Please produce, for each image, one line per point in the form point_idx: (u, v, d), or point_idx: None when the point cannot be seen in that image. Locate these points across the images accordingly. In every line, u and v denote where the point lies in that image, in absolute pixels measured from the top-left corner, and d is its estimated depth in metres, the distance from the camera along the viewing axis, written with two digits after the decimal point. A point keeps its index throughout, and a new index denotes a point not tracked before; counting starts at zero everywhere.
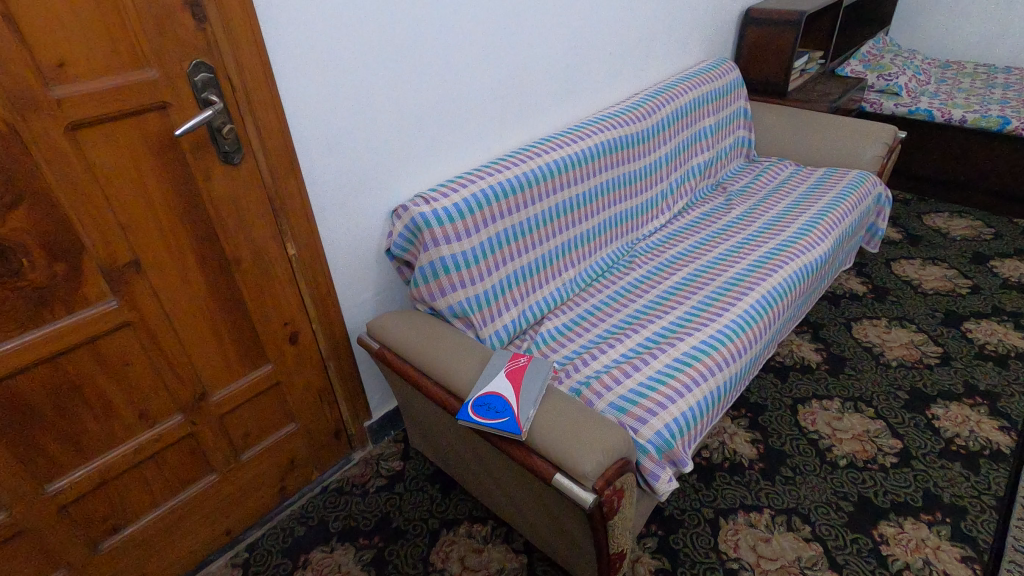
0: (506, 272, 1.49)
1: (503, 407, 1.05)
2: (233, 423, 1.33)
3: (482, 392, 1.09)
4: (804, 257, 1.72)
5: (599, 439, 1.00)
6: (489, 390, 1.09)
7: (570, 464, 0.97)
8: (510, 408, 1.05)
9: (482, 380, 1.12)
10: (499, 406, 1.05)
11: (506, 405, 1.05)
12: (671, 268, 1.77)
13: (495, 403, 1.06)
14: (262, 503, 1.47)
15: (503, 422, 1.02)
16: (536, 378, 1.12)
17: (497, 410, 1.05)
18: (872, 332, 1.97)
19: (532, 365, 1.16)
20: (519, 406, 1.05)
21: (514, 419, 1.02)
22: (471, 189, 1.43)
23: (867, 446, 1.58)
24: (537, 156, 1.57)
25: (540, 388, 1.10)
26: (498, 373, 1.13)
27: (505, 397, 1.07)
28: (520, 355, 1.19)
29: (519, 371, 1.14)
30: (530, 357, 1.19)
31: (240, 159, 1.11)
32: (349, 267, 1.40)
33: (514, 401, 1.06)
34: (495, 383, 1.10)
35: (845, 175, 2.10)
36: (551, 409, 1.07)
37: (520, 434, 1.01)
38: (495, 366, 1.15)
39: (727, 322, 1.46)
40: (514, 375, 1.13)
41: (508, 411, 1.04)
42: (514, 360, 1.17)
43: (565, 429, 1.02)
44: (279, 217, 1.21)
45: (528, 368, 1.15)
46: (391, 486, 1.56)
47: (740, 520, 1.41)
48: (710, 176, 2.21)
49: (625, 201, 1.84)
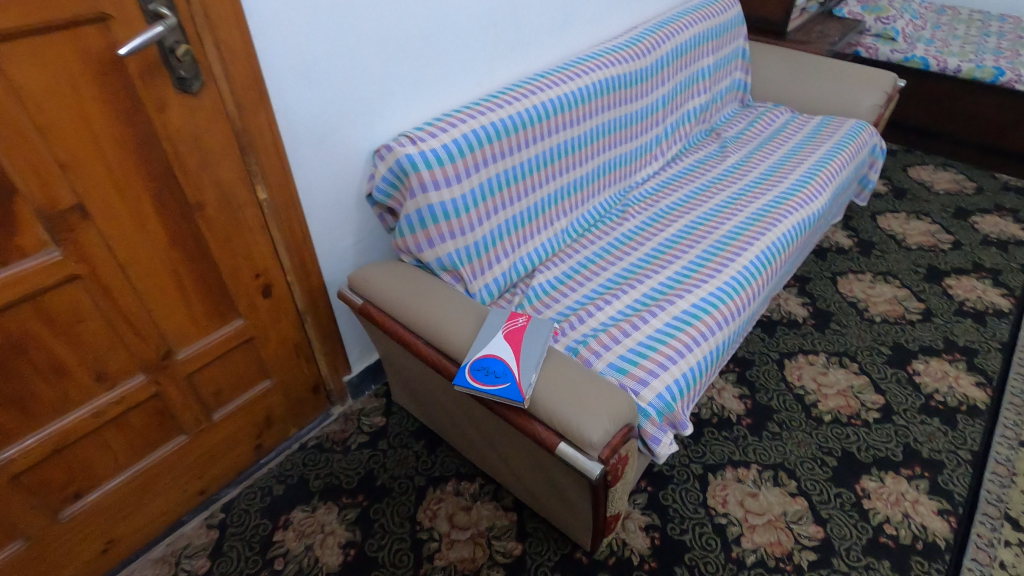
0: (498, 221, 1.39)
1: (503, 371, 0.98)
2: (202, 382, 1.23)
3: (480, 355, 1.02)
4: (803, 211, 1.67)
5: (605, 407, 0.95)
6: (488, 353, 1.01)
7: (576, 434, 0.92)
8: (511, 372, 0.98)
9: (478, 341, 1.04)
10: (499, 371, 0.98)
11: (507, 370, 0.98)
12: (666, 219, 1.69)
13: (495, 367, 0.99)
14: (237, 462, 1.40)
15: (505, 389, 0.95)
16: (538, 340, 1.05)
17: (496, 375, 0.98)
18: (857, 287, 1.96)
19: (532, 326, 1.08)
20: (521, 372, 0.98)
21: (516, 386, 0.96)
22: (461, 129, 1.30)
23: (851, 401, 1.59)
24: (532, 94, 1.43)
25: (542, 351, 1.03)
26: (495, 334, 1.05)
27: (505, 361, 1.00)
28: (518, 315, 1.11)
29: (518, 331, 1.07)
30: (529, 317, 1.11)
31: (200, 87, 0.95)
32: (326, 213, 1.27)
33: (515, 365, 0.99)
34: (494, 346, 1.03)
35: (842, 124, 2.03)
36: (554, 374, 1.00)
37: (523, 401, 0.94)
38: (492, 327, 1.07)
39: (727, 279, 1.41)
40: (513, 337, 1.05)
41: (508, 376, 0.97)
42: (512, 320, 1.09)
43: (570, 396, 0.96)
44: (248, 156, 1.07)
45: (528, 329, 1.07)
46: (374, 443, 1.50)
47: (728, 475, 1.42)
48: (705, 120, 2.10)
49: (621, 145, 1.73)
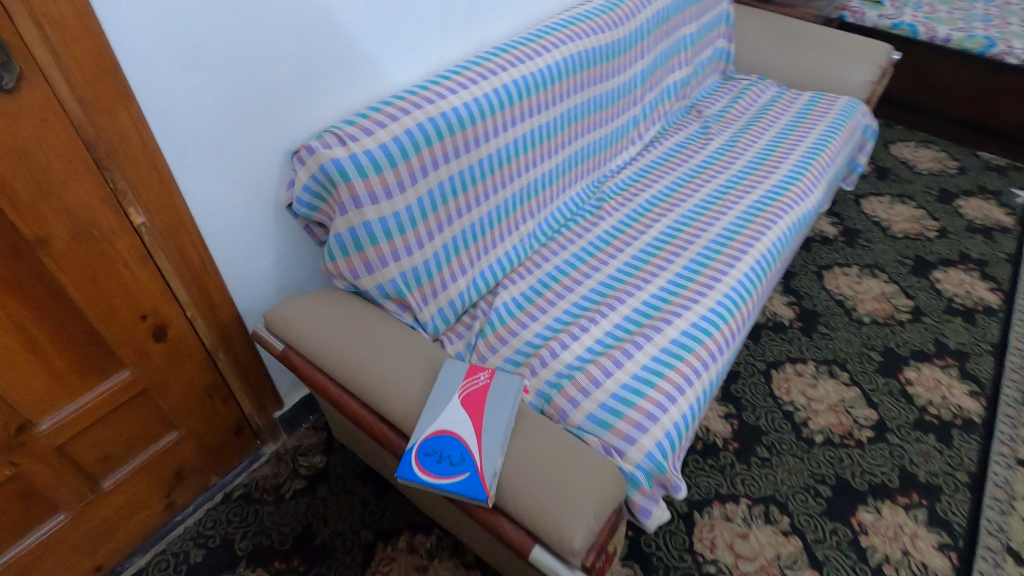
0: (452, 233, 1.15)
1: (462, 457, 0.77)
2: (81, 450, 0.98)
3: (431, 433, 0.81)
4: (798, 209, 1.48)
5: (589, 497, 0.75)
6: (442, 430, 0.80)
7: (553, 539, 0.72)
8: (472, 458, 0.77)
9: (428, 412, 0.83)
10: (457, 456, 0.78)
11: (466, 454, 0.78)
12: (647, 218, 1.48)
13: (451, 451, 0.78)
14: (143, 527, 1.16)
15: (464, 483, 0.75)
16: (505, 407, 0.84)
17: (453, 463, 0.77)
18: (844, 283, 1.82)
19: (497, 385, 0.88)
20: (484, 456, 0.78)
21: (479, 477, 0.75)
22: (404, 122, 1.03)
23: (842, 418, 1.46)
24: (492, 75, 1.18)
25: (510, 421, 0.83)
26: (451, 400, 0.84)
27: (464, 441, 0.79)
28: (480, 369, 0.91)
29: (479, 395, 0.86)
30: (493, 371, 0.90)
31: (18, 83, 0.67)
32: (234, 232, 1.00)
33: (476, 446, 0.79)
34: (450, 419, 0.82)
35: (834, 103, 1.84)
36: (523, 451, 0.80)
37: (487, 499, 0.74)
38: (447, 389, 0.86)
39: (719, 297, 1.23)
40: (472, 403, 0.84)
41: (468, 464, 0.77)
42: (471, 377, 0.88)
43: (544, 485, 0.76)
44: (109, 171, 0.79)
45: (493, 391, 0.87)
46: (313, 491, 1.29)
47: (716, 513, 1.28)
48: (684, 96, 1.88)
49: (594, 131, 1.49)
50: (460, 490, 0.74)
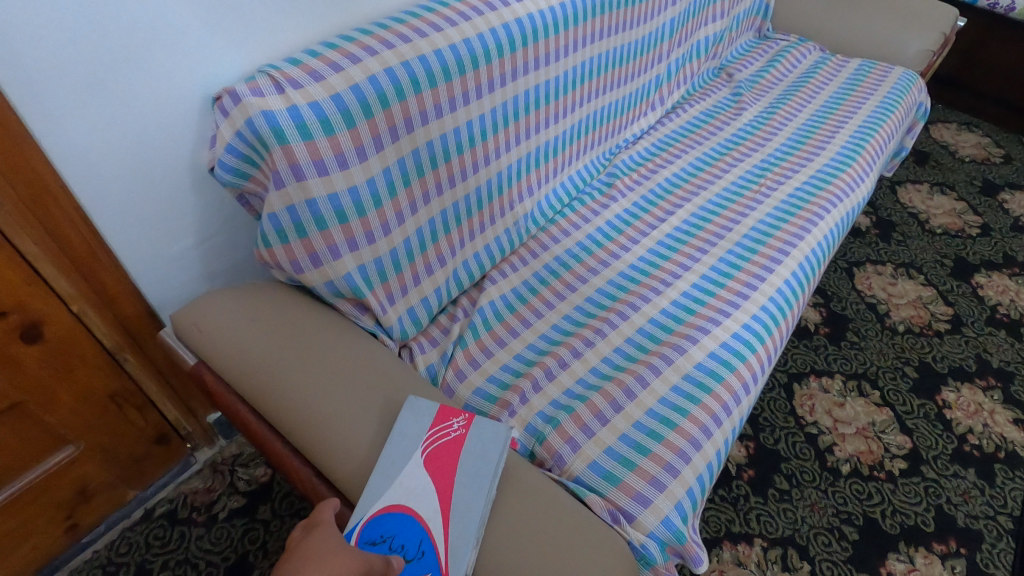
0: (430, 215, 0.91)
1: (420, 552, 0.57)
2: None
3: (381, 511, 0.59)
4: (847, 202, 1.25)
5: None
6: (395, 509, 0.59)
7: None
8: (434, 552, 0.56)
9: (378, 479, 0.61)
10: (413, 550, 0.57)
11: (426, 547, 0.57)
12: (668, 202, 1.24)
13: (406, 542, 0.58)
14: (39, 555, 0.95)
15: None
16: (484, 472, 0.63)
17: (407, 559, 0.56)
18: (877, 284, 1.61)
19: (474, 439, 0.66)
20: (452, 548, 0.57)
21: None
22: (369, 65, 0.77)
23: (872, 445, 1.28)
24: (488, 10, 0.91)
25: (489, 494, 0.61)
26: (410, 462, 0.63)
27: (424, 527, 0.58)
28: (453, 412, 0.68)
29: (449, 453, 0.64)
30: (470, 416, 0.68)
31: None
32: (135, 202, 0.75)
33: (441, 534, 0.58)
34: (407, 491, 0.61)
35: (887, 74, 1.58)
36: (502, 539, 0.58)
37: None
38: (405, 443, 0.64)
39: (754, 310, 1.01)
40: (439, 467, 0.63)
41: (428, 562, 0.56)
42: (441, 425, 0.66)
43: None
44: None
45: (468, 448, 0.65)
46: (253, 511, 1.08)
47: (726, 556, 1.09)
48: (715, 56, 1.61)
49: (610, 91, 1.23)
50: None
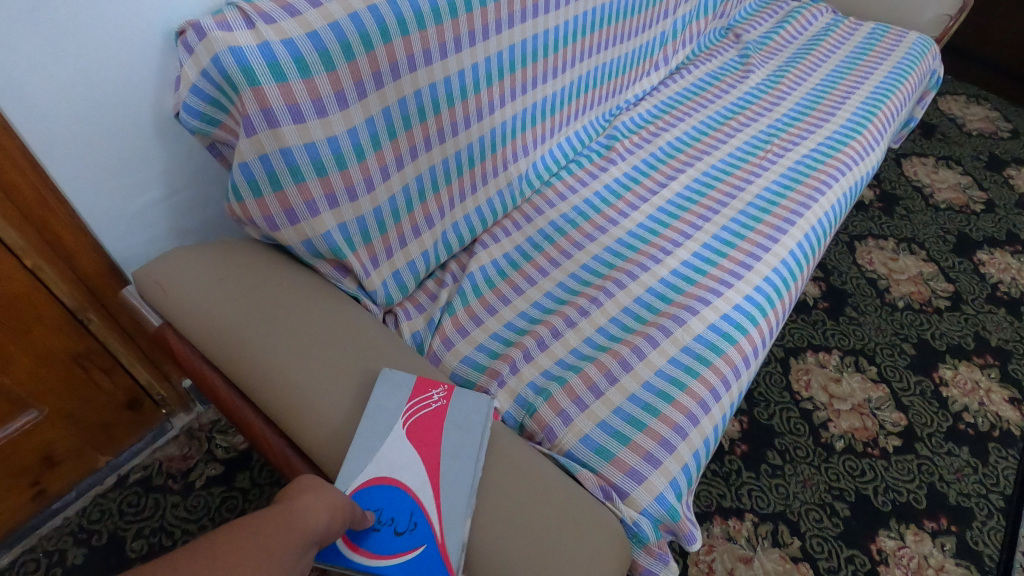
0: (418, 172, 0.85)
1: (412, 524, 0.55)
2: None
3: (367, 485, 0.57)
4: (855, 172, 1.20)
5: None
6: (381, 482, 0.57)
7: None
8: (426, 523, 0.55)
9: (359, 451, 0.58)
10: (405, 521, 0.55)
11: (418, 518, 0.55)
12: (669, 167, 1.18)
13: (396, 515, 0.56)
14: (5, 523, 0.91)
15: (417, 562, 0.52)
16: (470, 441, 0.60)
17: (399, 531, 0.55)
18: (878, 259, 1.57)
19: (456, 407, 0.63)
20: (446, 518, 0.55)
21: (438, 554, 0.53)
22: (351, 1, 0.70)
23: (867, 422, 1.26)
24: None
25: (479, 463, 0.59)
26: (391, 434, 0.59)
27: (414, 499, 0.57)
28: (432, 382, 0.65)
29: (431, 424, 0.62)
30: (450, 386, 0.65)
31: None
32: (91, 148, 0.68)
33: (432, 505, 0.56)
34: (391, 464, 0.58)
35: (901, 39, 1.51)
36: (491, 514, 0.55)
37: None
38: (384, 413, 0.60)
39: (757, 282, 0.96)
40: (422, 439, 0.61)
41: (421, 533, 0.54)
42: (421, 396, 0.63)
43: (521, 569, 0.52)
44: None
45: (450, 418, 0.62)
46: (231, 480, 1.04)
47: (716, 531, 1.08)
48: (722, 15, 1.52)
49: (612, 47, 1.16)
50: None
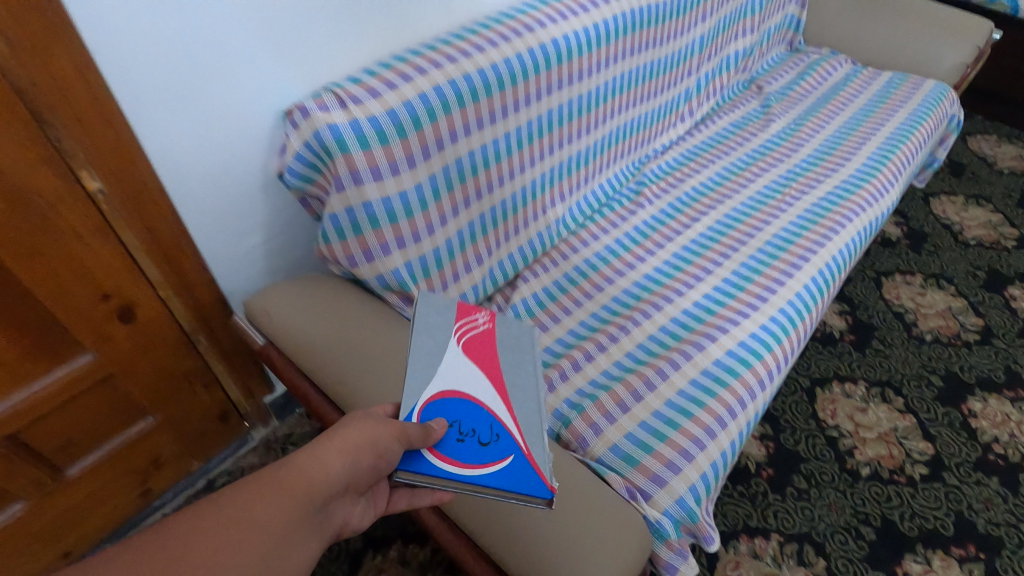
0: (469, 218, 1.00)
1: (495, 435, 0.60)
2: (38, 437, 0.87)
3: (439, 401, 0.61)
4: (871, 211, 1.28)
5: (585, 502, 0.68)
6: (455, 397, 0.62)
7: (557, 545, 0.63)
8: (509, 434, 0.60)
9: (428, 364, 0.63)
10: (488, 433, 0.60)
11: (498, 429, 0.60)
12: (693, 209, 1.30)
13: (477, 427, 0.60)
14: (117, 515, 1.07)
15: (511, 468, 0.58)
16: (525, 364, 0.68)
17: (483, 441, 0.59)
18: (905, 294, 1.63)
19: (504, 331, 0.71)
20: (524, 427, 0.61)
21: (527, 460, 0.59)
22: (420, 83, 0.87)
23: (893, 450, 1.30)
24: (526, 32, 0.99)
25: (537, 384, 0.66)
26: (449, 349, 0.65)
27: (489, 412, 0.62)
28: (475, 308, 0.72)
29: (482, 342, 0.68)
30: (492, 313, 0.73)
31: None
32: (215, 203, 0.86)
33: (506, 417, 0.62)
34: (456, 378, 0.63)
35: (918, 87, 1.60)
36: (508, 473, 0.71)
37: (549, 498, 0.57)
38: (441, 334, 0.67)
39: (773, 312, 1.06)
40: (478, 355, 0.67)
41: (506, 443, 0.59)
42: (467, 320, 0.70)
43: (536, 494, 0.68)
44: (49, 126, 0.64)
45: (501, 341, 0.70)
46: None
47: (742, 549, 1.14)
48: (744, 69, 1.65)
49: (640, 104, 1.30)
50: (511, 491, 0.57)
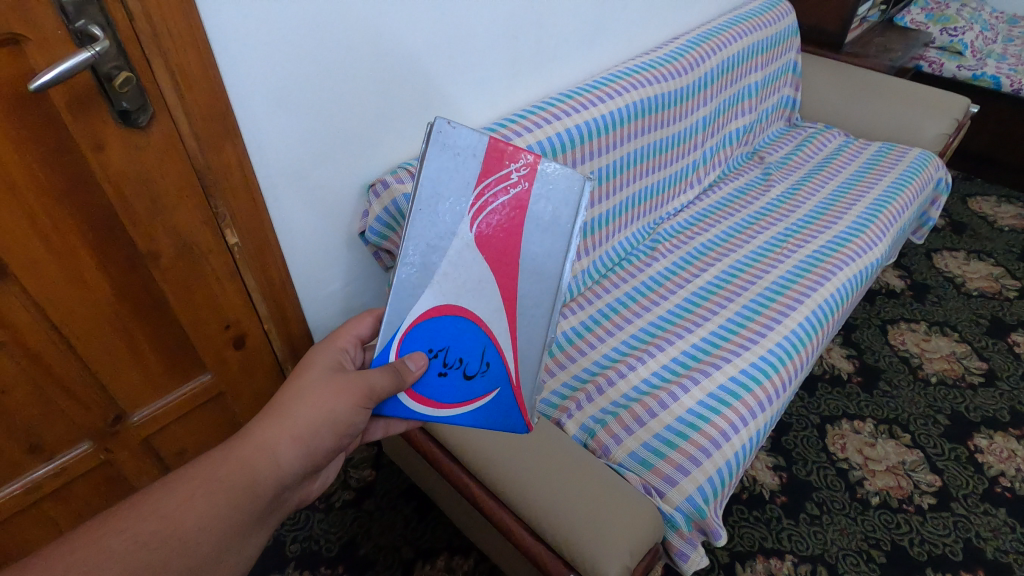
0: None
1: (484, 363, 0.69)
2: (162, 443, 1.08)
3: (433, 321, 0.68)
4: (861, 261, 1.45)
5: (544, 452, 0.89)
6: (453, 313, 0.68)
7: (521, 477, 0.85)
8: (496, 361, 0.69)
9: (427, 269, 0.67)
10: (478, 359, 0.69)
11: (488, 357, 0.69)
12: (702, 261, 1.49)
13: (466, 357, 0.69)
14: None
15: (497, 401, 0.70)
16: (549, 247, 0.68)
17: (470, 372, 0.69)
18: (910, 340, 1.75)
19: (534, 198, 0.68)
20: (518, 352, 0.69)
21: (514, 396, 0.70)
22: None
23: (902, 481, 1.40)
24: (555, 120, 1.24)
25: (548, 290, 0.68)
26: (461, 238, 0.66)
27: (484, 333, 0.68)
28: (512, 154, 0.66)
29: (504, 216, 0.67)
30: (530, 161, 0.67)
31: (149, 121, 0.77)
32: (312, 255, 1.09)
33: (501, 333, 0.68)
34: (454, 287, 0.67)
35: (904, 154, 1.80)
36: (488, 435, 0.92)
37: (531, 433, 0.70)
38: (451, 214, 0.66)
39: (771, 345, 1.22)
40: (494, 237, 0.67)
41: (494, 371, 0.69)
42: (500, 182, 0.67)
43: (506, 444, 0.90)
44: (213, 198, 0.88)
45: (525, 209, 0.68)
46: (359, 503, 1.34)
47: (758, 567, 1.24)
48: (747, 142, 1.89)
49: (653, 174, 1.53)
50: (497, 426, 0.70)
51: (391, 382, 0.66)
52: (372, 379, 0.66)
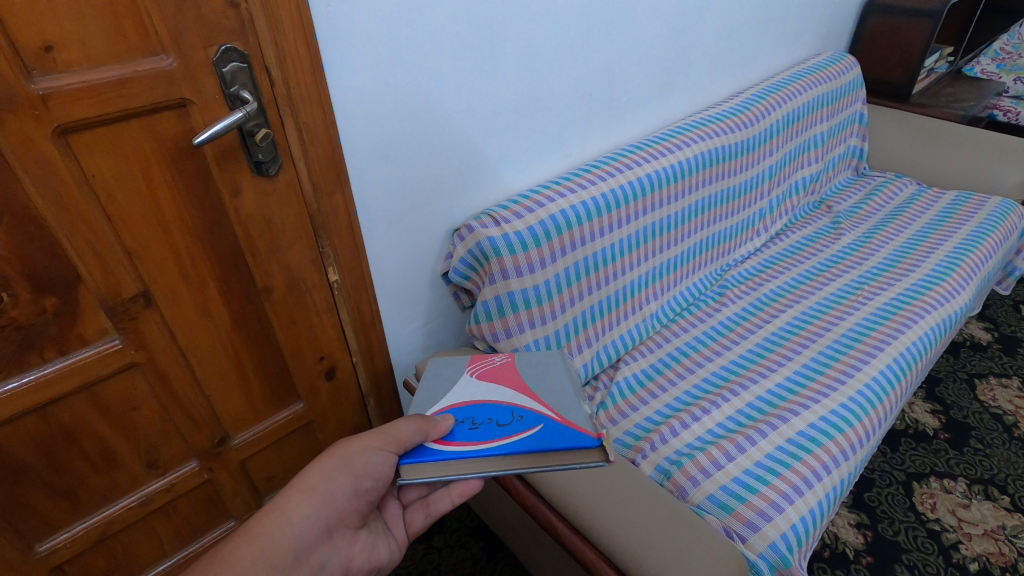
0: (583, 307, 1.25)
1: (518, 416, 0.75)
2: (255, 467, 1.15)
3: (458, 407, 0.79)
4: (943, 310, 1.41)
5: (614, 493, 0.89)
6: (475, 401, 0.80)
7: (600, 517, 0.86)
8: (529, 410, 0.76)
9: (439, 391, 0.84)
10: (511, 415, 0.76)
11: (520, 412, 0.76)
12: (772, 307, 1.48)
13: (498, 416, 0.76)
14: None
15: (544, 431, 0.71)
16: (538, 367, 0.88)
17: (507, 422, 0.74)
18: (1001, 396, 1.65)
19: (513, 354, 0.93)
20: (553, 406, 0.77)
21: (559, 426, 0.73)
22: (549, 209, 1.17)
23: (1003, 547, 1.30)
24: (626, 170, 1.30)
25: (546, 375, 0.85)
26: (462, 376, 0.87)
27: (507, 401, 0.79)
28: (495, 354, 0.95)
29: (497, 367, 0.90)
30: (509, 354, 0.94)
31: (277, 171, 0.88)
32: (399, 295, 1.17)
33: (523, 399, 0.79)
34: (469, 391, 0.83)
35: (983, 203, 1.76)
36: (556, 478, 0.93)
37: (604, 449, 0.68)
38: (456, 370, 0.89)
39: (851, 393, 1.19)
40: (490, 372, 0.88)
41: (530, 417, 0.74)
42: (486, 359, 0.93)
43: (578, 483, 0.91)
44: (320, 239, 0.98)
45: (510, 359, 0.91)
46: (430, 539, 1.37)
47: None
48: (814, 191, 1.89)
49: (720, 221, 1.56)
50: (565, 447, 0.69)
51: (421, 427, 0.72)
52: (400, 426, 0.71)
